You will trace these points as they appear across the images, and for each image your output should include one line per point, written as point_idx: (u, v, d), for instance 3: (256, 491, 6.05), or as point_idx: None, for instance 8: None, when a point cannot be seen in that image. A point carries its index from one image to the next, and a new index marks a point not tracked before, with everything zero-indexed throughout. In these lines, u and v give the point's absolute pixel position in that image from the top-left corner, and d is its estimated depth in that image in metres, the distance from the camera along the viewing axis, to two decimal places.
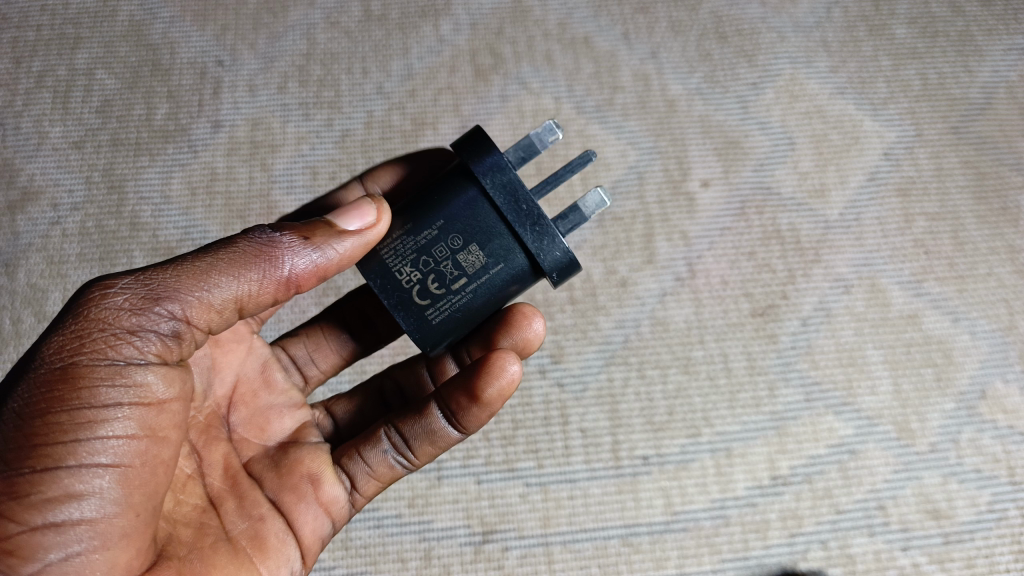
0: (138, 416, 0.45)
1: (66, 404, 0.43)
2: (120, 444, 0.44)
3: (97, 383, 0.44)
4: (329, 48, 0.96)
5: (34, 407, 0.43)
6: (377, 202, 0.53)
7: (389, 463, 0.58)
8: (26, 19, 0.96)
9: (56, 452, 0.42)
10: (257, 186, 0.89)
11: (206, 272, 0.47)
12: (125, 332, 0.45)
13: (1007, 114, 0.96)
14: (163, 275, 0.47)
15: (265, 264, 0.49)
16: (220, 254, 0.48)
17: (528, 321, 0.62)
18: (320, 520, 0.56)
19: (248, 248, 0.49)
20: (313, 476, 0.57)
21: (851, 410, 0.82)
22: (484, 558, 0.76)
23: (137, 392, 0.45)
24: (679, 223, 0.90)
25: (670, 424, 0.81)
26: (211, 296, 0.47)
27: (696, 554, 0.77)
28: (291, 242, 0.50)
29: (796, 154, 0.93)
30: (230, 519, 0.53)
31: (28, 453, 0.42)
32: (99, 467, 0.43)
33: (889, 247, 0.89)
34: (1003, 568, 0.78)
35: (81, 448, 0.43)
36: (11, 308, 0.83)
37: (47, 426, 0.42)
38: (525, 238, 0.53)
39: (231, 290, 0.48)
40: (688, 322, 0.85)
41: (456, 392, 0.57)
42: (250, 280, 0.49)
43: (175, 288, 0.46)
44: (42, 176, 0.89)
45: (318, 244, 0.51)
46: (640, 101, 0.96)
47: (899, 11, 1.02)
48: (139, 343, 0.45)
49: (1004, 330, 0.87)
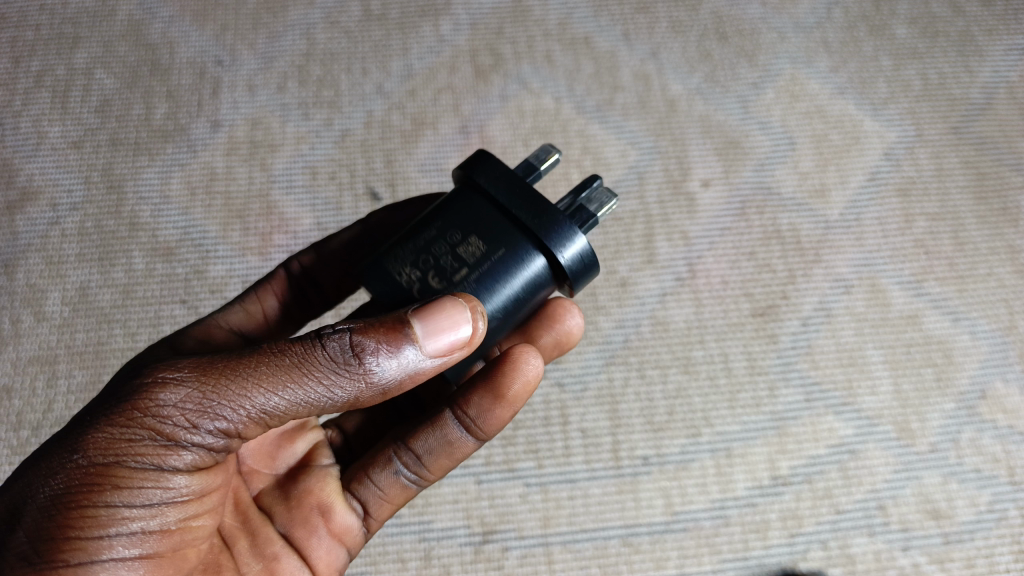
0: (174, 512, 0.45)
1: (102, 500, 0.42)
2: (153, 537, 0.44)
3: (136, 483, 0.43)
4: (328, 48, 0.96)
5: (69, 498, 0.42)
6: (472, 318, 0.45)
7: (401, 483, 0.58)
8: (25, 19, 0.96)
9: (89, 547, 0.42)
10: (257, 186, 0.89)
11: (270, 384, 0.44)
12: (174, 443, 0.44)
13: (1007, 114, 0.96)
14: (225, 387, 0.44)
15: (332, 384, 0.44)
16: (290, 365, 0.44)
17: (565, 315, 0.65)
18: (333, 552, 0.56)
19: (318, 362, 0.44)
20: (323, 506, 0.56)
21: (851, 410, 0.82)
22: (484, 558, 0.76)
23: (173, 492, 0.44)
24: (680, 223, 0.89)
25: (671, 424, 0.81)
26: (269, 416, 0.45)
27: (696, 554, 0.77)
28: (361, 363, 0.44)
29: (796, 154, 0.93)
30: (244, 560, 0.52)
31: (60, 546, 0.41)
32: (130, 559, 0.43)
33: (889, 247, 0.89)
34: (1003, 568, 0.77)
35: (113, 542, 0.42)
36: (11, 309, 0.83)
37: (82, 520, 0.42)
38: (534, 227, 0.51)
39: (291, 409, 0.45)
40: (688, 322, 0.85)
41: (474, 398, 0.56)
42: (311, 403, 0.45)
43: (235, 402, 0.44)
44: (41, 176, 0.89)
45: (392, 361, 0.44)
46: (641, 101, 0.95)
47: (899, 11, 1.02)
48: (186, 454, 0.44)
49: (1004, 330, 0.86)
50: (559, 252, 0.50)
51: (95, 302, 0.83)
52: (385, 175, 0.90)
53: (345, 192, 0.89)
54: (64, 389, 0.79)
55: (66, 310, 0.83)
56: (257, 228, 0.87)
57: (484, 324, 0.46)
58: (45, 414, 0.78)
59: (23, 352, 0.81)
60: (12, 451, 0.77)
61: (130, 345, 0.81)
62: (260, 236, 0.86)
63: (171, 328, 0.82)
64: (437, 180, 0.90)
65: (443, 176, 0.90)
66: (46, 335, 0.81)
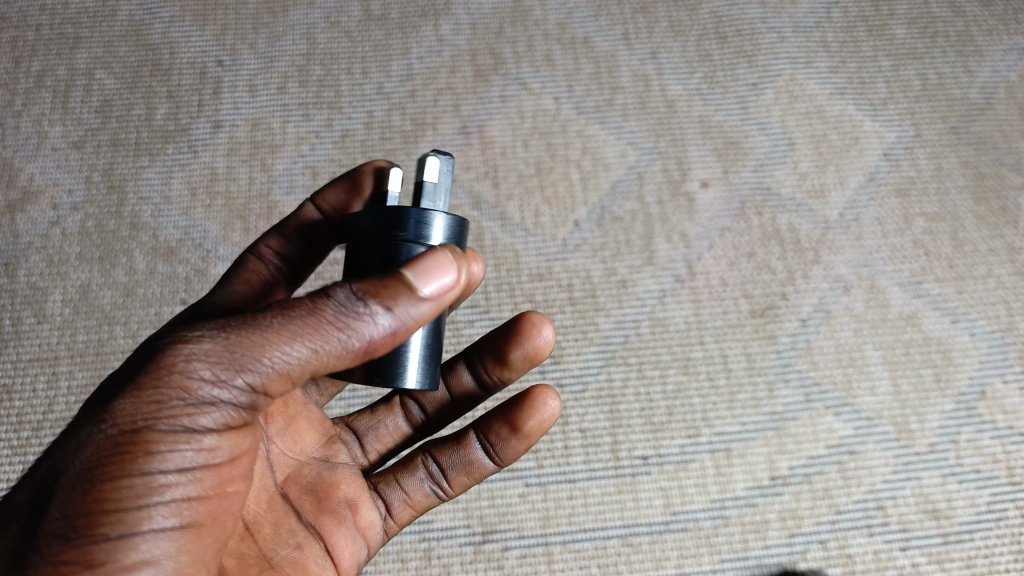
0: (209, 476, 0.42)
1: (138, 469, 0.40)
2: (190, 505, 0.42)
3: (167, 447, 0.40)
4: (329, 48, 0.96)
5: (101, 471, 0.39)
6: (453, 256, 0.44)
7: (426, 491, 0.61)
8: (25, 19, 0.96)
9: (130, 519, 0.39)
10: (257, 186, 0.89)
11: (284, 342, 0.41)
12: (200, 400, 0.41)
13: (1007, 114, 0.96)
14: (242, 338, 0.41)
15: (343, 334, 0.41)
16: (300, 320, 0.41)
17: (537, 329, 0.62)
18: (357, 544, 0.58)
19: (327, 310, 0.41)
20: (351, 501, 0.58)
21: (851, 411, 0.82)
22: (484, 558, 0.76)
23: (206, 453, 0.42)
24: (679, 223, 0.90)
25: (670, 424, 0.81)
26: (292, 363, 0.41)
27: (696, 554, 0.77)
28: (369, 308, 0.42)
29: (796, 154, 0.93)
30: (270, 547, 0.54)
31: (97, 519, 0.39)
32: (170, 529, 0.41)
33: (889, 247, 0.90)
34: (1003, 568, 0.78)
35: (153, 512, 0.40)
36: (11, 308, 0.83)
37: (117, 492, 0.39)
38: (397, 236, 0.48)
39: (309, 360, 0.41)
40: (688, 322, 0.85)
41: (494, 426, 0.60)
42: (328, 351, 0.41)
43: (252, 360, 0.41)
44: (41, 176, 0.89)
45: (394, 311, 0.42)
46: (640, 101, 0.96)
47: (898, 12, 1.02)
48: (215, 411, 0.41)
49: (1004, 330, 0.87)
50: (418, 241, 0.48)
51: (95, 302, 0.83)
52: None
53: None
54: (64, 389, 0.80)
55: (67, 311, 0.83)
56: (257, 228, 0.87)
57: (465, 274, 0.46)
58: (46, 414, 0.79)
59: (24, 352, 0.81)
60: (13, 450, 0.77)
61: (131, 346, 0.81)
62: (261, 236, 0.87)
63: None
64: None
65: None
66: (47, 335, 0.82)
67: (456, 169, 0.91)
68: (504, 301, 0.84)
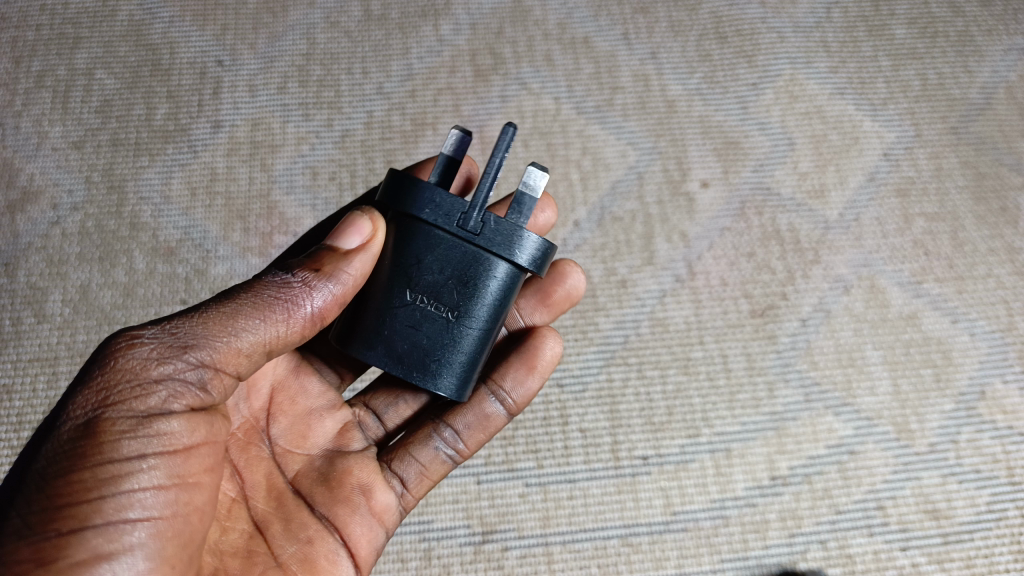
0: (165, 465, 0.44)
1: (89, 459, 0.42)
2: (149, 495, 0.43)
3: (120, 436, 0.43)
4: (329, 49, 0.96)
5: (56, 466, 0.42)
6: (363, 217, 0.52)
7: (441, 458, 0.63)
8: (25, 19, 0.96)
9: (81, 512, 0.41)
10: (257, 187, 0.89)
11: (232, 318, 0.47)
12: (151, 383, 0.45)
13: (1007, 114, 0.96)
14: (188, 323, 0.47)
15: (286, 304, 0.49)
16: (241, 300, 0.48)
17: (569, 273, 0.70)
18: (373, 530, 0.59)
19: (264, 288, 0.49)
20: (364, 486, 0.59)
21: (851, 411, 0.82)
22: (484, 558, 0.76)
23: (162, 441, 0.44)
24: (679, 223, 0.90)
25: (670, 424, 0.81)
26: (239, 337, 0.48)
27: (696, 554, 0.77)
28: (300, 277, 0.50)
29: (796, 154, 0.93)
30: (278, 543, 0.54)
31: (52, 515, 0.41)
32: (130, 521, 0.43)
33: (889, 247, 0.90)
34: (1003, 568, 0.78)
35: (109, 503, 0.42)
36: (11, 308, 0.83)
37: (70, 485, 0.42)
38: (422, 215, 0.53)
39: (260, 333, 0.48)
40: (688, 322, 0.85)
41: (510, 372, 0.65)
42: (276, 321, 0.49)
43: (203, 336, 0.46)
44: (41, 176, 0.89)
45: (330, 275, 0.51)
46: (640, 101, 0.96)
47: (898, 12, 1.02)
48: (166, 394, 0.45)
49: (1004, 330, 0.87)
50: (424, 214, 0.53)
51: (95, 302, 0.83)
52: None
53: (345, 192, 0.89)
54: (63, 389, 0.80)
55: (67, 311, 0.83)
56: (257, 228, 0.87)
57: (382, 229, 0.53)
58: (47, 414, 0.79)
59: (24, 352, 0.81)
60: (12, 450, 0.78)
61: None
62: (261, 236, 0.87)
63: None
64: None
65: None
66: (47, 335, 0.82)
67: None
68: None
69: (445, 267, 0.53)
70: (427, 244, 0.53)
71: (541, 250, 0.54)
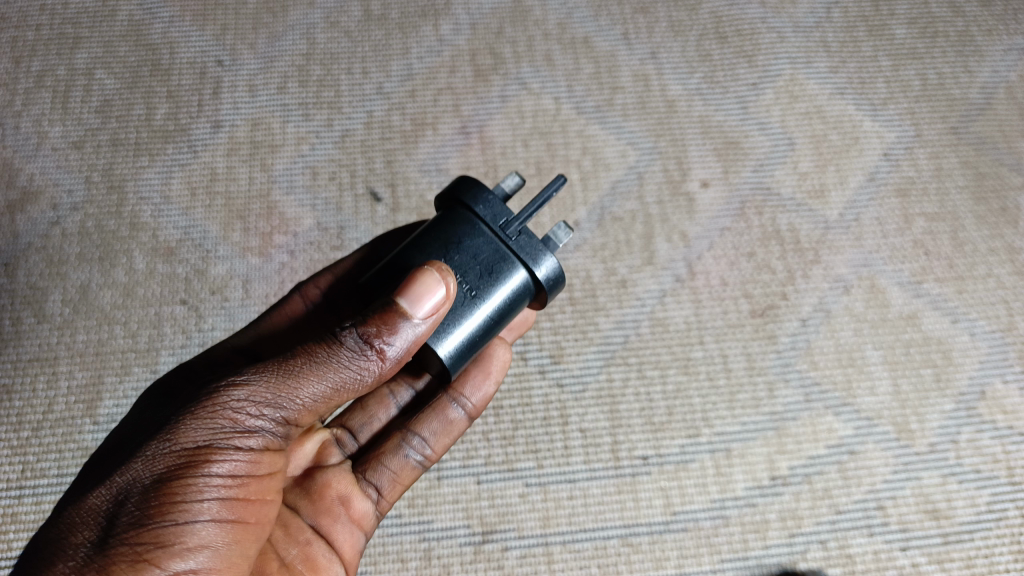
0: (250, 481, 0.49)
1: (198, 469, 0.47)
2: (238, 504, 0.48)
3: (223, 452, 0.47)
4: (329, 49, 0.96)
5: (172, 469, 0.46)
6: (440, 276, 0.50)
7: (411, 464, 0.65)
8: (24, 18, 0.96)
9: (189, 510, 0.46)
10: (257, 187, 0.89)
11: (317, 374, 0.50)
12: (253, 416, 0.49)
13: (1007, 114, 0.96)
14: (287, 369, 0.50)
15: (364, 369, 0.50)
16: (327, 356, 0.50)
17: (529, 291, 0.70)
18: (353, 534, 0.61)
19: (344, 354, 0.50)
20: (343, 497, 0.61)
21: (851, 410, 0.82)
22: (484, 558, 0.76)
23: (251, 462, 0.49)
24: (679, 223, 0.90)
25: (671, 424, 0.81)
26: (314, 401, 0.50)
27: (696, 554, 0.77)
28: (376, 347, 0.50)
29: (796, 154, 0.93)
30: (281, 545, 0.56)
31: (164, 508, 0.45)
32: (220, 525, 0.47)
33: (889, 247, 0.90)
34: (1003, 568, 0.78)
35: (207, 507, 0.46)
36: (10, 308, 0.83)
37: (182, 487, 0.46)
38: (475, 205, 0.57)
39: (338, 391, 0.50)
40: (688, 322, 0.85)
41: (468, 379, 0.67)
42: (355, 384, 0.51)
43: (294, 385, 0.49)
44: (41, 176, 0.89)
45: (397, 340, 0.50)
46: (640, 101, 0.95)
47: (898, 12, 1.02)
48: (264, 426, 0.49)
49: (1004, 330, 0.87)
50: (475, 203, 0.58)
51: (95, 302, 0.83)
52: (386, 175, 0.90)
53: (345, 193, 0.89)
54: (64, 389, 0.80)
55: (66, 311, 0.83)
56: (257, 229, 0.87)
57: (453, 282, 0.51)
58: (47, 414, 0.79)
59: (24, 353, 0.81)
60: (13, 449, 0.78)
61: (132, 346, 0.82)
62: (261, 236, 0.87)
63: (171, 329, 0.83)
64: (437, 180, 0.90)
65: (443, 177, 0.90)
66: (47, 335, 0.82)
67: (456, 169, 0.91)
68: None
69: (473, 254, 0.57)
70: (471, 230, 0.57)
71: (555, 277, 0.57)
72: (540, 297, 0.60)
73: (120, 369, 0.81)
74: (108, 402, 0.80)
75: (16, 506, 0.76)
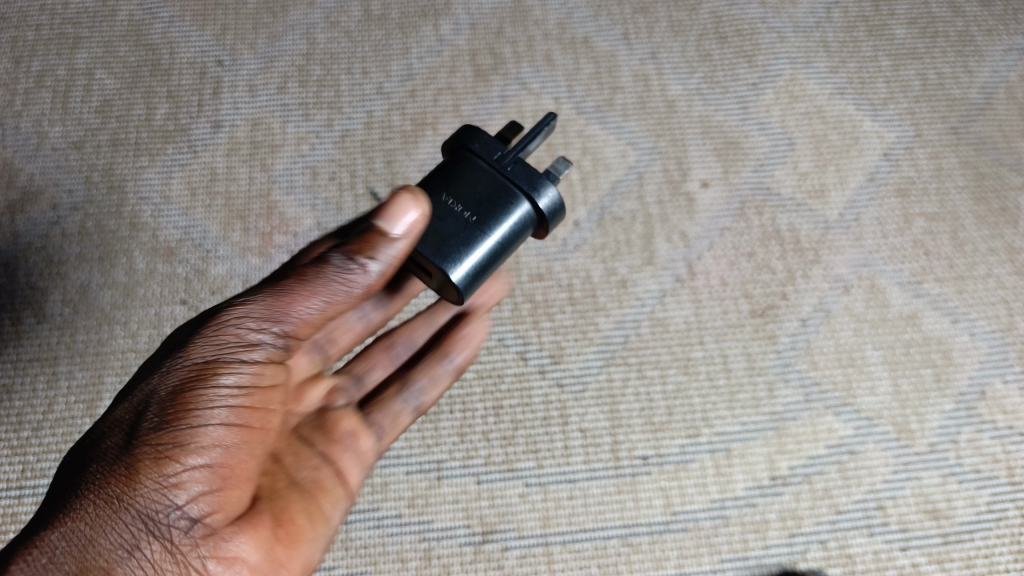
0: (256, 393, 0.53)
1: (208, 378, 0.51)
2: (245, 412, 0.52)
3: (229, 364, 0.52)
4: (329, 49, 0.96)
5: (184, 381, 0.51)
6: (415, 197, 0.54)
7: (409, 409, 0.69)
8: (24, 19, 0.96)
9: (199, 412, 0.50)
10: (257, 187, 0.89)
11: (310, 290, 0.54)
12: (253, 333, 0.53)
13: (1007, 114, 0.96)
14: (282, 289, 0.55)
15: (351, 284, 0.55)
16: (317, 274, 0.55)
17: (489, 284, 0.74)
18: (360, 465, 0.63)
19: (332, 271, 0.54)
20: (348, 433, 0.64)
21: (851, 411, 0.82)
22: (484, 558, 0.76)
23: (254, 376, 0.53)
24: (679, 223, 0.89)
25: (670, 424, 0.81)
26: (310, 317, 0.55)
27: (696, 554, 0.77)
28: (361, 262, 0.54)
29: (796, 154, 0.93)
30: (292, 468, 0.58)
31: (179, 411, 0.49)
32: (229, 427, 0.50)
33: (889, 247, 0.89)
34: (1003, 568, 0.78)
35: (217, 411, 0.50)
36: (10, 308, 0.83)
37: (193, 394, 0.50)
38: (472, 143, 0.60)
39: (328, 308, 0.55)
40: (688, 322, 0.85)
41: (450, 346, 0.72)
42: (343, 301, 0.55)
43: (289, 300, 0.54)
44: (41, 176, 0.89)
45: (380, 257, 0.54)
46: (641, 101, 0.95)
47: (898, 12, 1.02)
48: (264, 342, 0.54)
49: (1004, 330, 0.87)
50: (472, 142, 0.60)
51: (95, 303, 0.83)
52: (386, 175, 0.90)
53: (345, 192, 0.89)
54: (64, 389, 0.80)
55: (66, 311, 0.83)
56: (257, 229, 0.87)
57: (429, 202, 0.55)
58: (47, 414, 0.80)
59: (25, 353, 0.81)
60: (15, 449, 0.78)
61: (132, 346, 0.82)
62: (261, 236, 0.87)
63: (171, 329, 0.83)
64: None
65: None
66: (47, 335, 0.82)
67: None
68: (503, 301, 0.85)
69: (475, 187, 0.59)
70: (470, 167, 0.60)
71: (555, 205, 0.59)
72: (542, 228, 0.62)
73: (119, 370, 0.81)
74: (108, 402, 0.80)
75: (17, 505, 0.77)
